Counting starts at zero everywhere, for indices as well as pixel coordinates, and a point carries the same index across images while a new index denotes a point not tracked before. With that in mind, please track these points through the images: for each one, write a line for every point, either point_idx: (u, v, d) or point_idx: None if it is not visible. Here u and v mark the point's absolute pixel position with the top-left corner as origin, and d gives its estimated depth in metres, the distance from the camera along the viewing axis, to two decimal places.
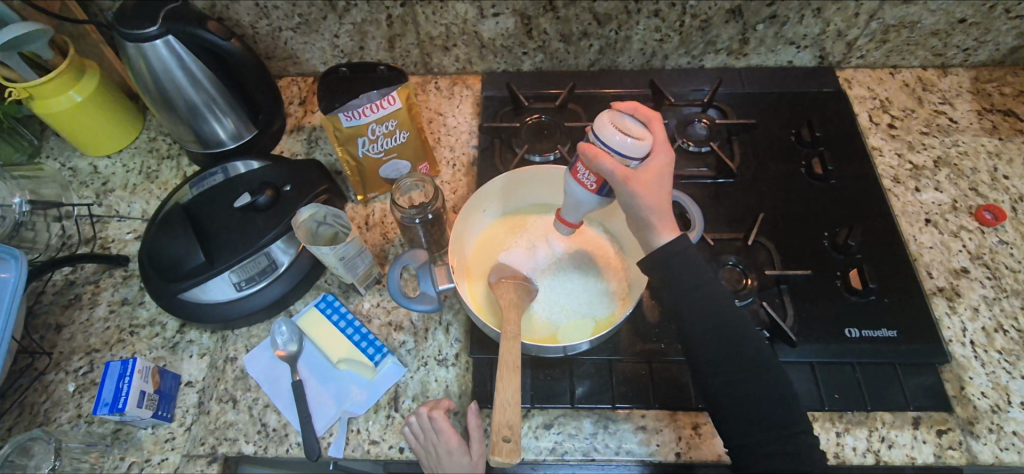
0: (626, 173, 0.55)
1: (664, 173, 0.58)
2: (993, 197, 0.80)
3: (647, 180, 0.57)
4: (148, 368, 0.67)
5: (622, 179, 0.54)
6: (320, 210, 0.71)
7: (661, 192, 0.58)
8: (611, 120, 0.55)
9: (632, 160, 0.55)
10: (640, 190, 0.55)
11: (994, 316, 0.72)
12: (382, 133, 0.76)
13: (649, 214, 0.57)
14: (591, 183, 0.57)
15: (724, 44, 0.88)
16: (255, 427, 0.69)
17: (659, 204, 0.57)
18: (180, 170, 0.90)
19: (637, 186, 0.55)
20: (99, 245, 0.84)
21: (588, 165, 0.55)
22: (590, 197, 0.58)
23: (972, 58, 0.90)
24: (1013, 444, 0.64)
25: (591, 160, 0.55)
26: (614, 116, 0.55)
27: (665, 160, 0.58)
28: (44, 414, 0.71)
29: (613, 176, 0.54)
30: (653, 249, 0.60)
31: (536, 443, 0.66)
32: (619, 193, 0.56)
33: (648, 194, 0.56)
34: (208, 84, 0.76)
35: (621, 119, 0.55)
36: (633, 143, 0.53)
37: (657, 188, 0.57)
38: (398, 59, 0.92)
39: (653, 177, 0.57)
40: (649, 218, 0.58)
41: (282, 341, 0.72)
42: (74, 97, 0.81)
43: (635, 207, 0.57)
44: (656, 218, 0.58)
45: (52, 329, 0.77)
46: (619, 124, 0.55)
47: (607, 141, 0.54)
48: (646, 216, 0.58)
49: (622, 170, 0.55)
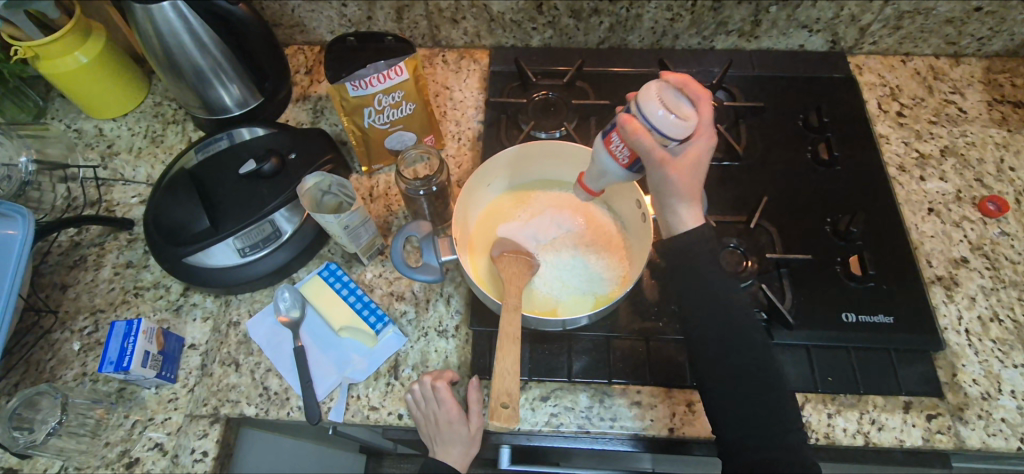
0: (665, 155, 0.56)
1: (700, 157, 0.59)
2: (997, 189, 0.80)
3: (681, 163, 0.58)
4: (151, 329, 0.68)
5: (657, 159, 0.55)
6: (325, 178, 0.70)
7: (693, 175, 0.59)
8: (661, 95, 0.53)
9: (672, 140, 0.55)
10: (674, 173, 0.57)
11: (991, 306, 0.72)
12: (388, 104, 0.75)
13: (675, 193, 0.59)
14: (624, 157, 0.57)
15: (736, 25, 0.87)
16: (257, 391, 0.70)
17: (687, 187, 0.59)
18: (185, 135, 0.90)
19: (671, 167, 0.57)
20: (104, 208, 0.84)
21: (627, 140, 0.55)
22: (619, 169, 0.59)
23: (986, 48, 0.89)
24: (1001, 431, 0.65)
25: (631, 138, 0.55)
26: (665, 88, 0.54)
27: (704, 144, 0.59)
28: (50, 371, 0.73)
29: (652, 155, 0.55)
30: (670, 228, 0.62)
31: (532, 415, 0.67)
32: (654, 171, 0.57)
33: (681, 176, 0.58)
34: (215, 49, 0.76)
35: (671, 95, 0.54)
36: (676, 124, 0.53)
37: (690, 172, 0.59)
38: (406, 30, 0.92)
39: (687, 161, 0.58)
40: (676, 200, 0.60)
41: (284, 307, 0.72)
42: (79, 59, 0.80)
43: (665, 185, 0.59)
44: (683, 199, 0.60)
45: (57, 288, 0.78)
46: (669, 100, 0.54)
47: (653, 119, 0.53)
48: (674, 199, 0.60)
49: (661, 151, 0.55)
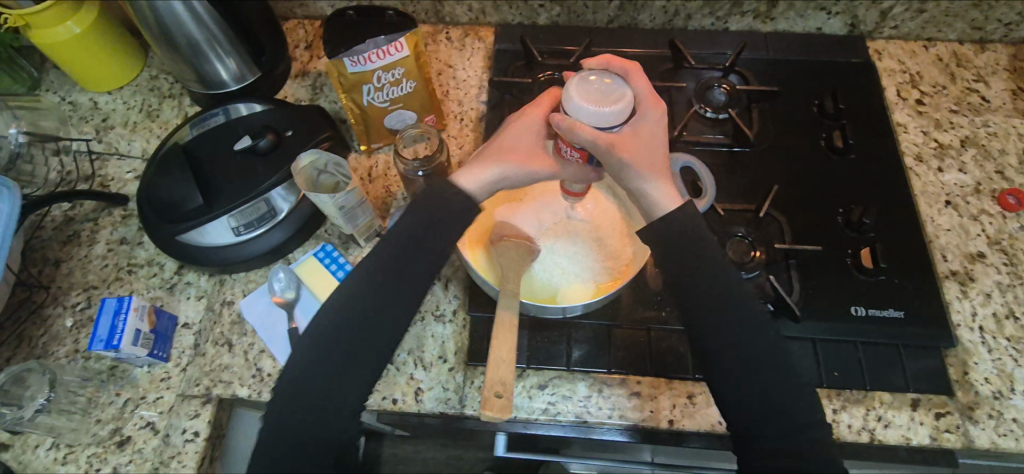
0: (613, 140, 0.56)
1: (651, 130, 0.59)
2: (1018, 182, 0.77)
3: (632, 142, 0.58)
4: (143, 307, 0.67)
5: (605, 146, 0.55)
6: (320, 157, 0.69)
7: (651, 152, 0.59)
8: (578, 87, 0.55)
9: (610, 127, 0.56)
10: (625, 153, 0.57)
11: (1007, 303, 0.70)
12: (388, 81, 0.73)
13: (639, 175, 0.59)
14: (575, 155, 0.59)
15: (751, 6, 0.84)
16: (250, 372, 0.69)
17: (649, 165, 0.59)
18: (181, 110, 0.88)
19: (625, 149, 0.57)
20: (98, 183, 0.82)
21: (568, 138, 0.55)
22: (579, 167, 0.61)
23: (1013, 34, 0.85)
24: (1012, 431, 0.63)
25: (572, 136, 0.55)
26: (585, 81, 0.56)
27: (651, 116, 0.59)
28: (42, 347, 0.72)
29: (598, 145, 0.55)
30: (653, 216, 0.61)
31: (529, 403, 0.66)
32: (609, 160, 0.57)
33: (636, 155, 0.58)
34: (210, 20, 0.73)
35: (593, 85, 0.56)
36: (604, 111, 0.54)
37: (645, 150, 0.59)
38: (408, 6, 0.89)
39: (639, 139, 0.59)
40: (644, 183, 0.59)
41: (279, 288, 0.71)
42: (72, 28, 0.78)
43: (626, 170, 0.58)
44: (652, 179, 0.59)
45: (50, 264, 0.77)
46: (591, 91, 0.55)
47: (580, 113, 0.54)
48: (642, 182, 0.59)
49: (608, 137, 0.55)
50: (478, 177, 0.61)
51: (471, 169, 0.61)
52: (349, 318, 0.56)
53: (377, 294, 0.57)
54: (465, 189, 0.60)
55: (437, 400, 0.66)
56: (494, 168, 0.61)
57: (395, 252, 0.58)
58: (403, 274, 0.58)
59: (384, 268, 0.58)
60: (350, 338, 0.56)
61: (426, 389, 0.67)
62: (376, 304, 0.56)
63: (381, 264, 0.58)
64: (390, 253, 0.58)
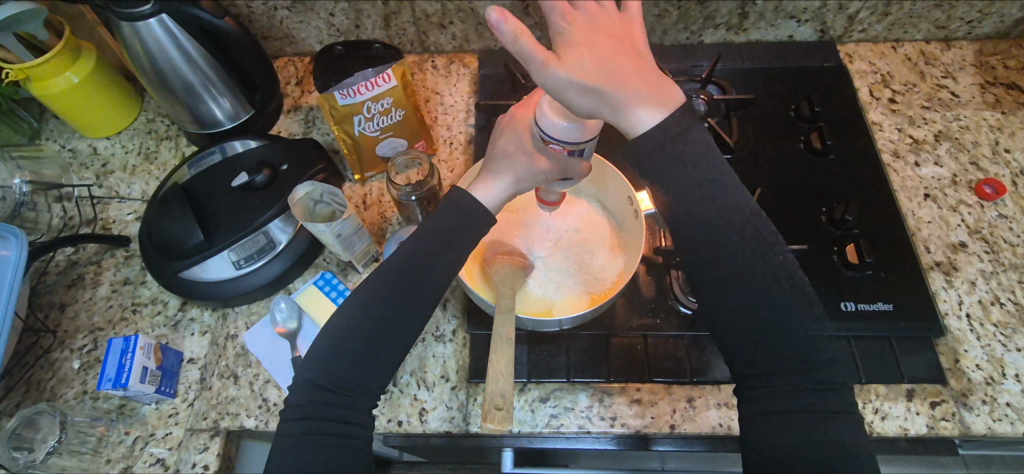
0: (549, 55, 0.49)
1: (591, 39, 0.51)
2: (993, 171, 0.80)
3: (580, 48, 0.50)
4: (149, 344, 0.68)
5: (543, 60, 0.49)
6: (316, 187, 0.71)
7: (626, 53, 0.53)
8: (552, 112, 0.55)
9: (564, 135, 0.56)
10: (590, 52, 0.50)
11: (991, 289, 0.72)
12: (377, 111, 0.75)
13: (612, 87, 0.52)
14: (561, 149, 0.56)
15: (724, 18, 0.87)
16: (256, 402, 0.70)
17: (609, 74, 0.51)
18: (178, 150, 0.90)
19: (565, 67, 0.50)
20: (100, 226, 0.84)
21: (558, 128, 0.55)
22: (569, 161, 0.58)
23: (976, 31, 0.89)
24: (1007, 416, 0.64)
25: (543, 145, 0.57)
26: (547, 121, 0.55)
27: (568, 30, 0.50)
28: (51, 390, 0.73)
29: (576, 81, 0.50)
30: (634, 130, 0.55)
31: (532, 417, 0.67)
32: (554, 85, 0.50)
33: (588, 60, 0.50)
34: (204, 63, 0.76)
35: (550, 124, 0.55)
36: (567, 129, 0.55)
37: (619, 49, 0.52)
38: (394, 38, 0.92)
39: (627, 31, 0.54)
40: (584, 96, 0.51)
41: (281, 318, 0.72)
42: (71, 78, 0.81)
43: (573, 100, 0.51)
44: (624, 90, 0.52)
45: (55, 308, 0.78)
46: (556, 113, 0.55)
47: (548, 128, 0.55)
48: (585, 97, 0.51)
49: (542, 52, 0.49)
50: (493, 187, 0.59)
51: (490, 180, 0.59)
52: (360, 331, 0.53)
53: (387, 312, 0.54)
54: (483, 203, 0.58)
55: (442, 419, 0.67)
56: (508, 175, 0.59)
57: (402, 273, 0.55)
58: (419, 285, 0.55)
59: (390, 289, 0.54)
60: (358, 355, 0.53)
61: (430, 409, 0.68)
62: (385, 320, 0.54)
63: (386, 284, 0.54)
64: (397, 272, 0.55)
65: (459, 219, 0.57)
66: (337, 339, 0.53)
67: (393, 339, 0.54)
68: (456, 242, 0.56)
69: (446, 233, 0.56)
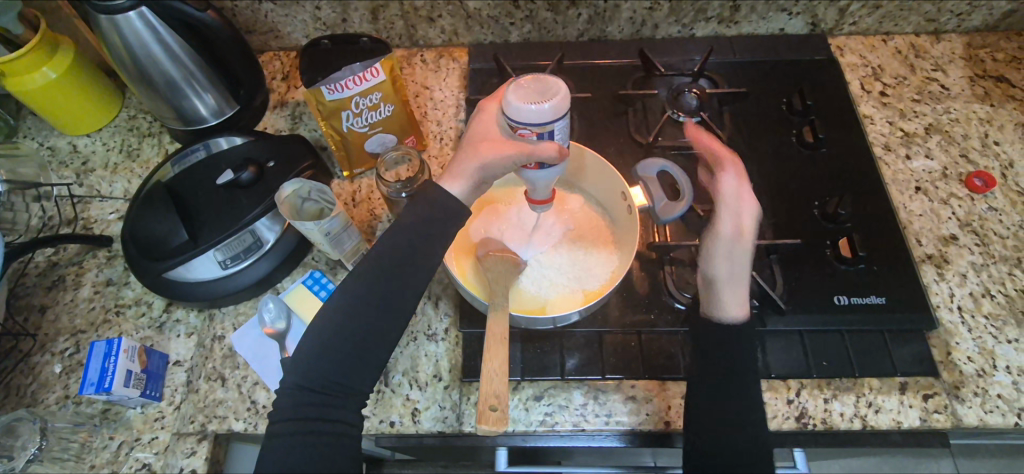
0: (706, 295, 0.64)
1: (729, 214, 0.66)
2: (983, 164, 0.80)
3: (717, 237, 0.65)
4: (133, 347, 0.67)
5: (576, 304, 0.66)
6: (304, 185, 0.69)
7: (734, 241, 0.64)
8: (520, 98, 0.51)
9: (530, 127, 0.52)
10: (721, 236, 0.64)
11: (982, 282, 0.72)
12: (366, 106, 0.74)
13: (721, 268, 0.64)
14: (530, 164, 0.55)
15: (715, 12, 0.86)
16: (245, 405, 0.69)
17: (739, 276, 0.63)
18: (161, 148, 0.88)
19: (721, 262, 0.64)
20: (81, 226, 0.82)
21: (521, 117, 0.51)
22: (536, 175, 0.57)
23: (965, 24, 0.89)
24: (998, 407, 0.64)
25: (513, 133, 0.54)
26: (517, 104, 0.51)
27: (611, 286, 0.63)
28: (31, 395, 0.71)
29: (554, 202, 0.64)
30: (711, 285, 0.64)
31: (526, 415, 0.66)
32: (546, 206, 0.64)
33: (724, 236, 0.65)
34: (186, 58, 0.74)
35: (518, 110, 0.51)
36: (534, 115, 0.50)
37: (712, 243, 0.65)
38: (382, 31, 0.90)
39: (728, 209, 0.66)
40: (725, 265, 0.63)
41: (269, 318, 0.71)
42: (48, 74, 0.78)
43: (717, 265, 0.64)
44: (728, 290, 0.63)
45: (36, 311, 0.76)
46: (529, 94, 0.52)
47: (515, 114, 0.51)
48: (731, 267, 0.64)
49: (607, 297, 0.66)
50: (459, 174, 0.56)
51: (456, 166, 0.57)
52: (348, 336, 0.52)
53: (375, 312, 0.53)
54: (453, 194, 0.56)
55: (435, 419, 0.66)
56: (472, 160, 0.56)
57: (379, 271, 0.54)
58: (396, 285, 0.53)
59: (377, 287, 0.53)
60: (347, 357, 0.51)
61: (423, 409, 0.67)
62: (367, 322, 0.52)
63: (370, 285, 0.53)
64: (382, 269, 0.54)
65: (438, 212, 0.55)
66: (325, 341, 0.51)
67: (384, 336, 0.53)
68: (442, 237, 0.55)
69: (427, 228, 0.55)
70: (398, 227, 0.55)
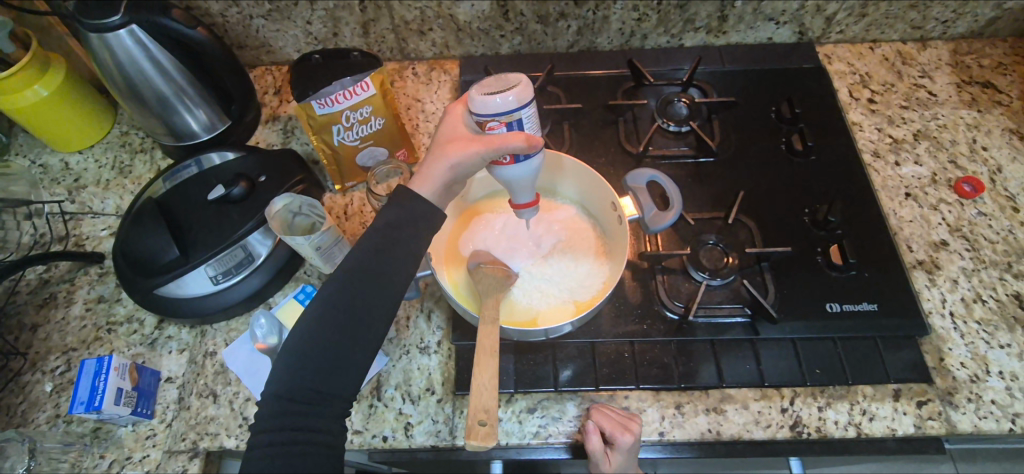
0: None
1: None
2: (972, 169, 0.80)
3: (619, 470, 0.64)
4: (123, 365, 0.66)
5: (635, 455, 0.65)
6: (294, 200, 0.69)
7: None
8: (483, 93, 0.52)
9: (497, 117, 0.51)
10: None
11: (974, 287, 0.72)
12: (356, 120, 0.74)
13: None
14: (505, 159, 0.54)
15: (703, 21, 0.87)
16: (237, 421, 0.68)
17: None
18: (153, 164, 0.88)
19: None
20: (73, 243, 0.82)
21: (486, 107, 0.51)
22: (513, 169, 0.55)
23: (951, 30, 0.90)
24: (992, 413, 0.64)
25: (481, 129, 0.53)
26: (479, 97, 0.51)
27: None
28: (22, 415, 0.70)
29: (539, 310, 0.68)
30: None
31: (520, 428, 0.66)
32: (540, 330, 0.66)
33: None
34: (176, 73, 0.74)
35: (481, 102, 0.51)
36: (501, 102, 0.50)
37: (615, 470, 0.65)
38: (373, 45, 0.91)
39: None
40: None
41: (261, 334, 0.70)
42: (39, 92, 0.79)
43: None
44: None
45: (27, 330, 0.76)
46: (491, 88, 0.52)
47: (482, 109, 0.51)
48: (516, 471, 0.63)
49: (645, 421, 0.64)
50: (429, 176, 0.54)
51: (424, 170, 0.54)
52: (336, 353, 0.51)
53: (351, 323, 0.51)
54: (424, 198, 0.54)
55: (428, 433, 0.66)
56: (442, 161, 0.54)
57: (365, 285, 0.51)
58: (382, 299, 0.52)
59: (355, 301, 0.51)
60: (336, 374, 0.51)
61: (416, 423, 0.66)
62: (351, 338, 0.51)
63: (354, 300, 0.51)
64: (355, 274, 0.51)
65: (417, 222, 0.53)
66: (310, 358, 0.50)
67: (362, 342, 0.51)
68: (416, 240, 0.53)
69: (402, 232, 0.53)
70: (369, 232, 0.53)
